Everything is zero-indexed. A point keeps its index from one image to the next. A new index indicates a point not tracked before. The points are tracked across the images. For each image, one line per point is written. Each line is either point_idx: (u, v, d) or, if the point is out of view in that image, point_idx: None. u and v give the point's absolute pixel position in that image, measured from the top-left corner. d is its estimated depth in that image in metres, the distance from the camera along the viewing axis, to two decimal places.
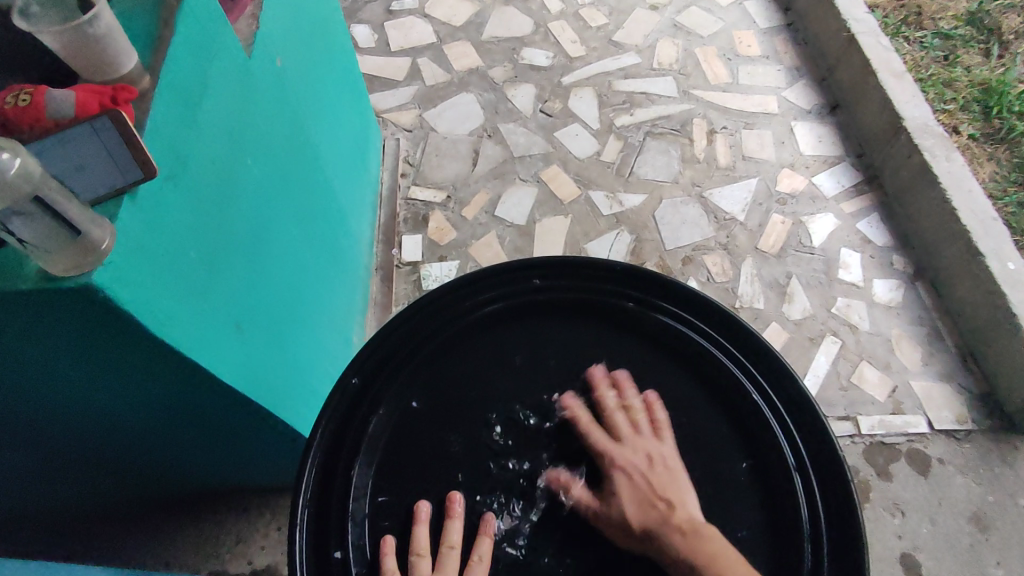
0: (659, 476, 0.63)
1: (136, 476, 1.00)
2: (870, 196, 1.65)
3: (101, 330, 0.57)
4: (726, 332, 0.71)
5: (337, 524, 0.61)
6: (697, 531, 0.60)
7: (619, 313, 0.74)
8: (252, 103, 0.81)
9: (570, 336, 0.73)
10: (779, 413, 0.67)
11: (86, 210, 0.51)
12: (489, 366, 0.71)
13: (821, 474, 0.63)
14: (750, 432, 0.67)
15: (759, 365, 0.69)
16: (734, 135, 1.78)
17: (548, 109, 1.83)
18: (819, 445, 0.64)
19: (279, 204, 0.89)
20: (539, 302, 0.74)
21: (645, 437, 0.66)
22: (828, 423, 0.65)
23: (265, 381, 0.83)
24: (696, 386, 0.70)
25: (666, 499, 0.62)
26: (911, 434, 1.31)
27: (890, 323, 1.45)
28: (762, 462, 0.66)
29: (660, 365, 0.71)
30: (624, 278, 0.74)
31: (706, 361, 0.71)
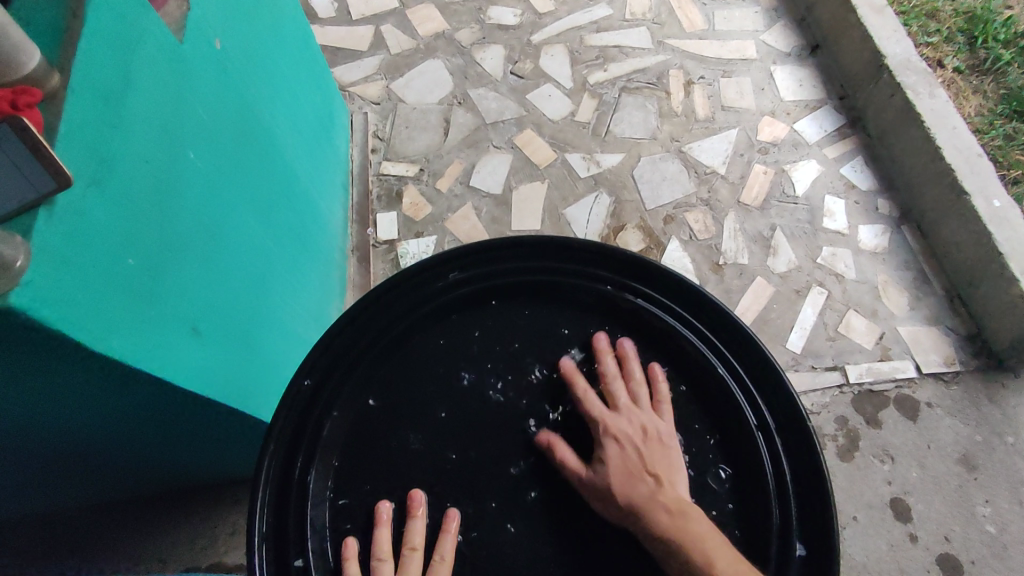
0: (650, 449, 0.63)
1: (118, 478, 0.99)
2: (854, 139, 1.61)
3: (32, 349, 0.54)
4: (693, 306, 0.69)
5: (299, 529, 0.60)
6: (683, 513, 0.59)
7: (582, 293, 0.72)
8: (186, 92, 0.76)
9: (531, 319, 0.72)
10: (745, 385, 0.66)
11: None
12: (448, 356, 0.70)
13: (789, 442, 0.63)
14: (718, 407, 0.66)
15: (727, 339, 0.68)
16: (712, 85, 1.72)
17: (519, 71, 1.76)
18: (789, 418, 0.63)
19: (229, 198, 0.86)
20: (498, 286, 0.72)
21: (642, 408, 0.66)
22: (799, 399, 0.63)
23: (230, 381, 0.80)
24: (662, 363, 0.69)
25: (654, 473, 0.62)
26: (900, 379, 1.31)
27: (877, 270, 1.43)
28: (729, 438, 0.65)
29: (624, 343, 0.70)
30: (585, 256, 0.72)
31: (671, 337, 0.69)
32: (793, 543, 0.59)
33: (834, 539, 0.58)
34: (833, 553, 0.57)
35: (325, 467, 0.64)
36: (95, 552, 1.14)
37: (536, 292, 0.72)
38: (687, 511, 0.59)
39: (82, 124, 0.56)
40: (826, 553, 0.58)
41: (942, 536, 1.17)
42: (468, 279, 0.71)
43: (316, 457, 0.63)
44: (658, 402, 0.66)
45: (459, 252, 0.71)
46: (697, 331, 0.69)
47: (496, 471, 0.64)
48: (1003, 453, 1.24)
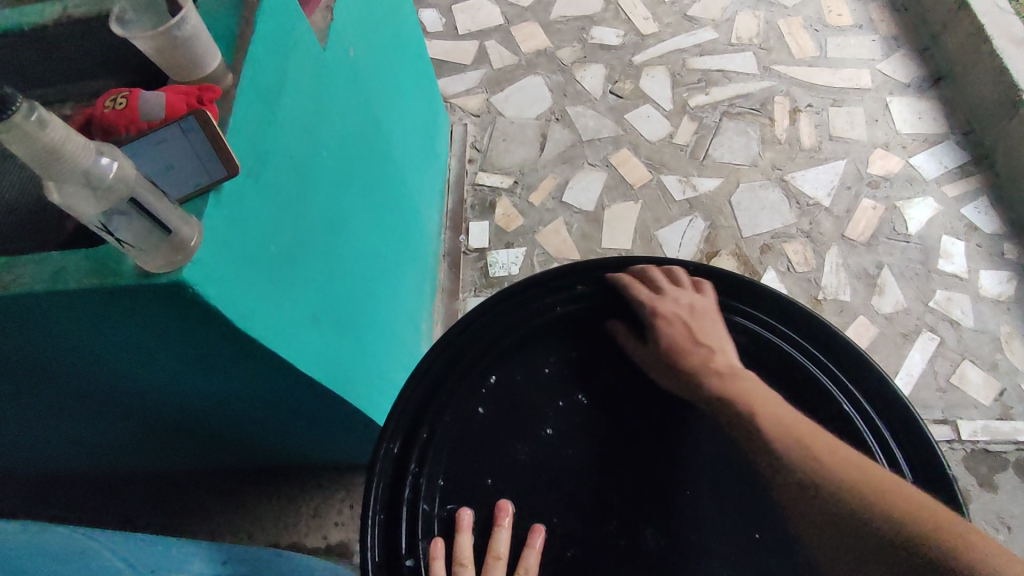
0: (698, 322, 0.68)
1: (221, 449, 1.06)
2: (979, 178, 1.50)
3: (188, 321, 0.59)
4: (814, 338, 0.69)
5: (409, 522, 0.63)
6: (733, 372, 0.65)
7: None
8: (327, 97, 0.82)
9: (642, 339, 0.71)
10: (876, 427, 0.64)
11: (176, 209, 0.53)
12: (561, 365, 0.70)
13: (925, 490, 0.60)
14: (843, 447, 0.64)
15: (853, 374, 0.67)
16: (820, 113, 1.65)
17: (619, 90, 1.77)
18: (920, 459, 0.62)
19: (353, 199, 0.91)
20: (612, 302, 0.72)
21: (683, 289, 0.71)
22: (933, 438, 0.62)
23: (340, 372, 0.85)
24: (783, 398, 0.67)
25: (705, 344, 0.67)
26: (1022, 442, 1.19)
27: (999, 320, 1.32)
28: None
29: None
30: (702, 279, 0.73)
31: (791, 368, 0.68)
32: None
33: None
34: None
35: (437, 465, 0.65)
36: (190, 519, 1.21)
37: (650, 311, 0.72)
38: (739, 373, 0.65)
39: (248, 118, 0.62)
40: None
41: None
42: (581, 294, 0.73)
43: (428, 455, 0.65)
44: (697, 283, 0.72)
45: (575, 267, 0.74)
46: (819, 363, 0.68)
47: (605, 484, 0.64)
48: None
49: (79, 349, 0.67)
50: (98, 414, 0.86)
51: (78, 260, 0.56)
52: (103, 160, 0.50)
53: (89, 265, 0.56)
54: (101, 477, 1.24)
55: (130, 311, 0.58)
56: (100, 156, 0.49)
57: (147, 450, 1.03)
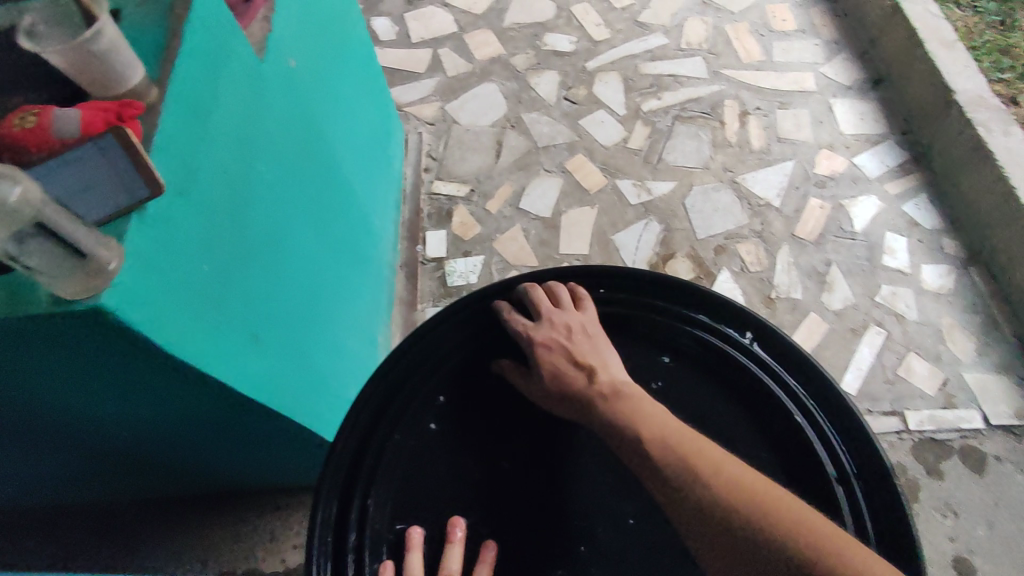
0: (577, 343, 0.67)
1: (168, 476, 1.02)
2: (918, 176, 1.56)
3: (117, 347, 0.56)
4: (756, 341, 0.70)
5: (354, 548, 0.60)
6: (617, 393, 0.63)
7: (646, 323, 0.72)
8: (266, 112, 0.80)
9: None
10: (821, 429, 0.65)
11: (91, 231, 0.51)
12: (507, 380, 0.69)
13: (867, 484, 0.62)
14: (786, 445, 0.65)
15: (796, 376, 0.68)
16: (768, 116, 1.70)
17: (572, 97, 1.78)
18: (865, 456, 0.63)
19: (297, 217, 0.89)
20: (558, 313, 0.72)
21: (564, 309, 0.69)
22: (875, 436, 0.63)
23: (288, 393, 0.83)
24: (728, 402, 0.68)
25: (586, 363, 0.65)
26: (965, 430, 1.23)
27: (941, 312, 1.37)
28: (797, 478, 0.64)
29: (687, 380, 0.70)
30: (652, 287, 0.74)
31: (736, 373, 0.69)
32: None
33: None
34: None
35: (384, 486, 0.64)
36: (141, 550, 1.16)
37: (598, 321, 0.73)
38: (621, 392, 0.63)
39: (175, 133, 0.59)
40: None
41: None
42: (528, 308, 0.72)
43: (375, 478, 0.64)
44: (579, 301, 0.71)
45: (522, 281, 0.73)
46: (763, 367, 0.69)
47: (555, 496, 0.63)
48: None
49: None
50: (31, 447, 0.82)
51: None
52: (5, 184, 0.47)
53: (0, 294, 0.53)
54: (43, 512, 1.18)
55: (53, 339, 0.55)
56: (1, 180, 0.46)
57: (89, 481, 0.98)
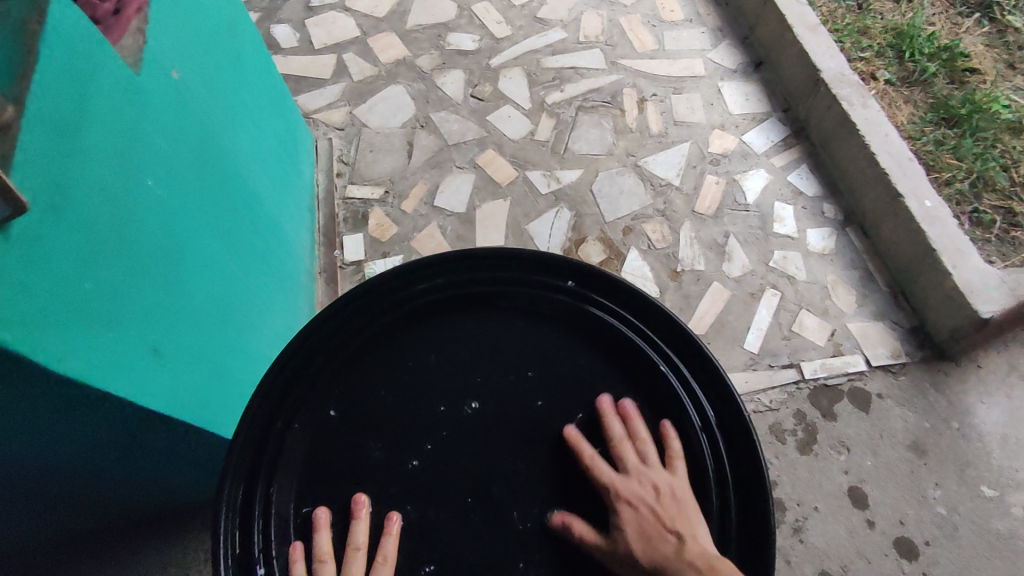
0: (667, 509, 0.62)
1: (86, 509, 0.98)
2: (799, 148, 1.70)
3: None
4: (636, 309, 0.72)
5: (260, 535, 0.62)
6: (713, 568, 0.58)
7: (539, 300, 0.74)
8: (145, 123, 0.79)
9: (486, 327, 0.73)
10: (689, 386, 0.69)
11: None
12: (410, 365, 0.71)
13: (727, 431, 0.67)
14: (663, 403, 0.69)
15: (667, 336, 0.71)
16: (664, 101, 1.80)
17: (479, 94, 1.82)
18: (723, 402, 0.68)
19: (194, 225, 0.88)
20: (454, 297, 0.73)
21: (654, 468, 0.65)
22: (732, 384, 0.67)
23: (201, 401, 0.83)
24: (607, 365, 0.71)
25: (676, 531, 0.61)
26: (851, 373, 1.36)
27: (825, 271, 1.50)
28: (673, 432, 0.68)
29: (576, 347, 0.72)
30: (540, 264, 0.73)
31: (617, 340, 0.72)
32: (731, 538, 0.63)
33: (767, 528, 0.62)
34: (768, 542, 0.61)
35: (287, 475, 0.65)
36: None
37: (494, 302, 0.74)
38: (716, 567, 0.58)
39: (36, 153, 0.58)
40: (760, 542, 0.62)
41: (898, 521, 1.21)
42: (428, 290, 0.73)
43: (276, 467, 0.64)
44: (681, 411, 0.68)
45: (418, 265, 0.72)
46: (641, 333, 0.71)
47: (455, 469, 0.66)
48: (951, 439, 1.29)
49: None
50: None
51: None
52: None
53: None
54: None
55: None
56: None
57: None
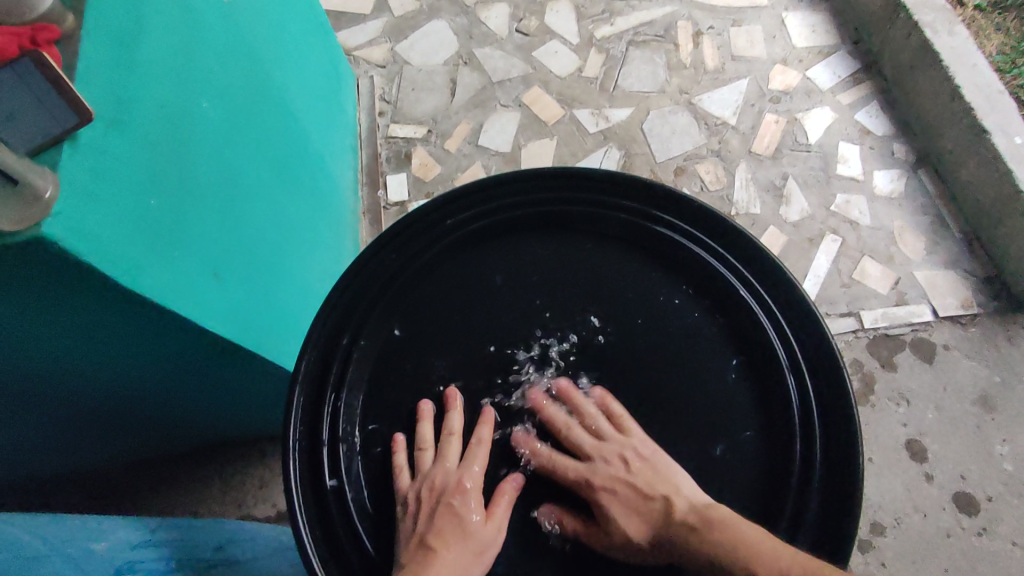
0: (642, 473, 0.60)
1: (150, 432, 1.02)
2: (869, 84, 1.57)
3: (70, 288, 0.55)
4: (716, 235, 0.68)
5: (330, 448, 0.62)
6: (707, 521, 0.56)
7: (611, 223, 0.70)
8: (198, 43, 0.76)
9: (553, 250, 0.70)
10: (774, 315, 0.66)
11: (22, 158, 0.49)
12: (476, 285, 0.69)
13: (813, 364, 0.64)
14: (743, 333, 0.66)
15: (750, 264, 0.67)
16: (722, 34, 1.68)
17: (524, 28, 1.73)
18: (810, 333, 0.64)
19: (246, 151, 0.87)
20: (522, 217, 0.70)
21: (607, 440, 0.63)
22: (819, 314, 0.64)
23: (258, 326, 0.84)
24: (683, 292, 0.68)
25: (659, 494, 0.59)
26: (916, 324, 1.29)
27: (892, 216, 1.41)
28: (752, 362, 0.66)
29: (649, 273, 0.69)
30: (614, 187, 0.70)
31: (695, 266, 0.69)
32: (815, 472, 0.61)
33: (855, 462, 0.59)
34: (855, 476, 0.59)
35: (355, 392, 0.65)
36: (136, 504, 1.18)
37: (562, 224, 0.71)
38: (713, 516, 0.57)
39: (99, 64, 0.57)
40: (847, 480, 0.59)
41: (959, 475, 1.16)
42: (493, 210, 0.70)
43: (346, 383, 0.64)
44: (766, 341, 0.65)
45: (486, 184, 0.69)
46: (722, 260, 0.68)
47: (525, 392, 0.65)
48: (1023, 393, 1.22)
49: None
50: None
51: None
52: None
53: None
54: (13, 490, 1.16)
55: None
56: None
57: (70, 443, 0.97)
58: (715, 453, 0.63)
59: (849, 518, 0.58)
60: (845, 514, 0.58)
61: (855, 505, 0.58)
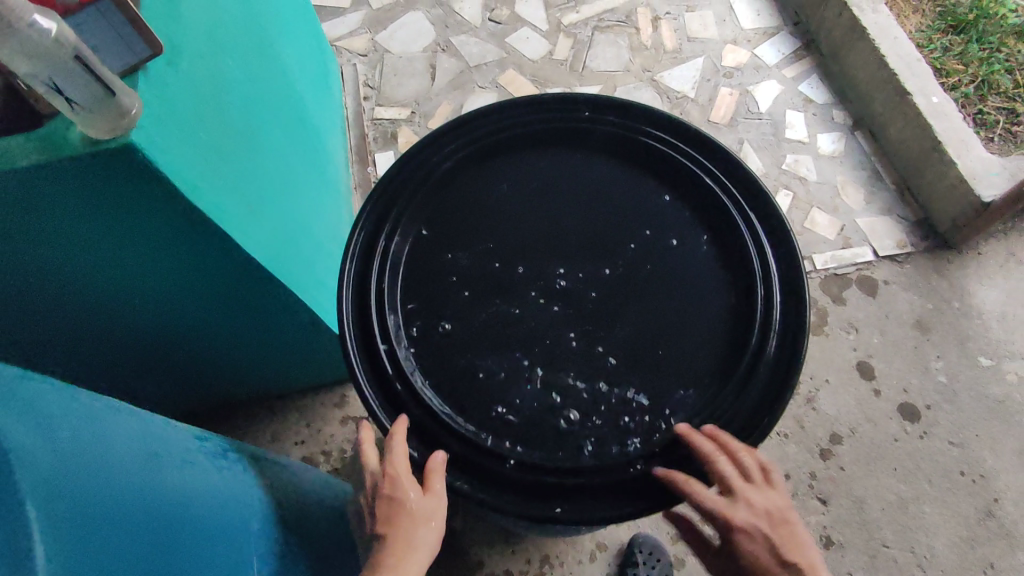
0: (781, 531, 0.63)
1: (177, 380, 1.11)
2: (809, 60, 1.75)
3: (148, 199, 0.64)
4: (691, 143, 0.77)
5: (379, 328, 0.70)
6: None
7: (599, 137, 0.80)
8: (222, 5, 0.84)
9: (553, 163, 0.80)
10: (742, 209, 0.74)
11: (117, 78, 0.57)
12: (487, 194, 0.78)
13: (776, 248, 0.72)
14: (716, 226, 0.75)
15: (721, 168, 0.76)
16: (677, 19, 1.83)
17: (496, 17, 1.86)
18: (770, 221, 0.73)
19: (260, 106, 0.94)
20: (526, 135, 0.79)
21: (753, 485, 0.63)
22: (776, 203, 0.73)
23: (287, 264, 0.90)
24: (666, 194, 0.78)
25: (787, 557, 0.62)
26: (860, 263, 1.46)
27: (836, 172, 1.58)
28: (720, 240, 0.75)
29: (635, 180, 0.79)
30: (603, 108, 0.79)
31: (675, 171, 0.78)
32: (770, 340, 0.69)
33: (802, 307, 0.69)
34: (802, 317, 0.68)
35: (393, 283, 0.73)
36: None
37: (558, 142, 0.81)
38: None
39: (158, 13, 0.66)
40: (794, 340, 0.68)
41: (902, 389, 1.32)
42: (500, 129, 0.79)
43: (386, 276, 0.72)
44: (736, 230, 0.74)
45: (493, 107, 0.78)
46: (697, 164, 0.76)
47: (535, 274, 0.73)
48: (952, 317, 1.39)
49: (10, 252, 0.68)
50: (60, 340, 0.89)
51: (20, 142, 0.58)
52: (42, 22, 0.52)
53: (34, 144, 0.58)
54: None
55: (61, 188, 0.61)
56: (38, 18, 0.51)
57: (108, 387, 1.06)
58: (692, 327, 0.71)
59: (792, 370, 0.67)
60: (791, 368, 0.67)
61: (805, 336, 0.67)
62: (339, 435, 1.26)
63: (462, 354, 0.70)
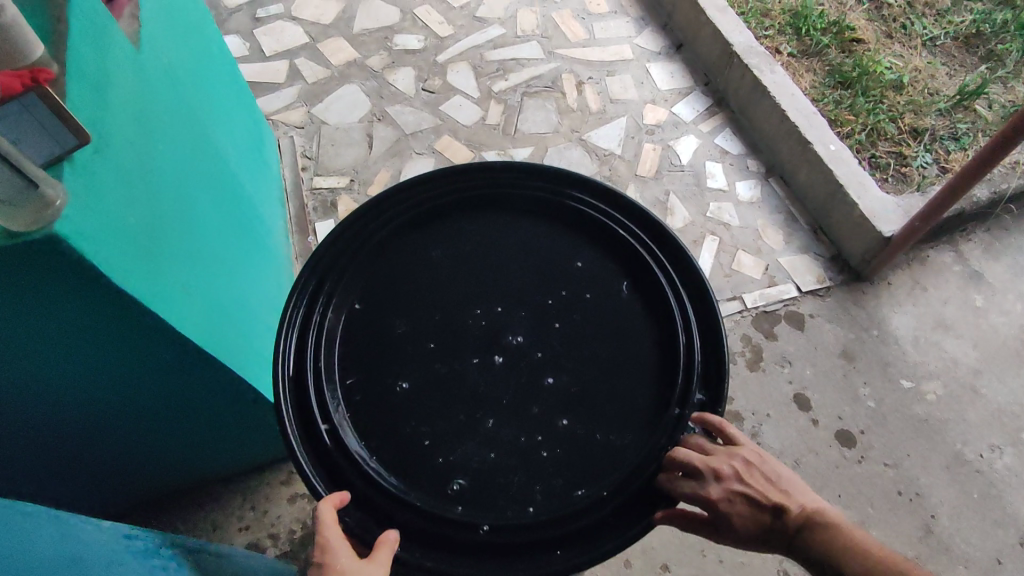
0: (757, 481, 0.69)
1: (108, 475, 1.05)
2: (721, 115, 1.90)
3: (75, 290, 0.63)
4: (608, 201, 0.83)
5: (317, 403, 0.69)
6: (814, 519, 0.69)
7: (522, 200, 0.84)
8: (152, 94, 0.85)
9: (481, 225, 0.83)
10: (658, 257, 0.80)
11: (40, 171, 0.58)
12: (418, 259, 0.80)
13: (692, 292, 0.77)
14: (639, 275, 0.80)
15: (637, 222, 0.82)
16: (600, 83, 1.97)
17: (429, 87, 1.94)
18: (685, 267, 0.79)
19: (193, 187, 0.95)
20: (452, 201, 0.83)
21: (717, 454, 0.69)
22: (689, 251, 0.79)
23: (224, 342, 0.89)
24: (591, 248, 0.82)
25: (770, 501, 0.68)
26: (786, 300, 1.55)
27: (756, 216, 1.69)
28: (643, 287, 0.79)
29: (561, 236, 0.83)
30: (524, 173, 0.84)
31: (597, 226, 0.83)
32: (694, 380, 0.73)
33: (721, 345, 0.74)
34: (722, 355, 0.73)
35: (331, 356, 0.73)
36: None
37: (485, 206, 0.85)
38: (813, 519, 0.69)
39: (83, 105, 0.66)
40: (716, 378, 0.73)
41: (837, 416, 1.39)
42: (427, 198, 0.82)
43: (323, 349, 0.72)
44: (656, 277, 0.79)
45: (419, 178, 0.82)
46: (615, 219, 0.82)
47: (471, 334, 0.75)
48: (873, 344, 1.49)
49: None
50: None
51: None
52: None
53: None
54: None
55: None
56: None
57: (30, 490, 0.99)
58: (622, 373, 0.74)
59: (717, 402, 0.71)
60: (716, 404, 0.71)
61: (725, 374, 0.72)
62: (286, 516, 1.21)
63: (403, 422, 0.70)
